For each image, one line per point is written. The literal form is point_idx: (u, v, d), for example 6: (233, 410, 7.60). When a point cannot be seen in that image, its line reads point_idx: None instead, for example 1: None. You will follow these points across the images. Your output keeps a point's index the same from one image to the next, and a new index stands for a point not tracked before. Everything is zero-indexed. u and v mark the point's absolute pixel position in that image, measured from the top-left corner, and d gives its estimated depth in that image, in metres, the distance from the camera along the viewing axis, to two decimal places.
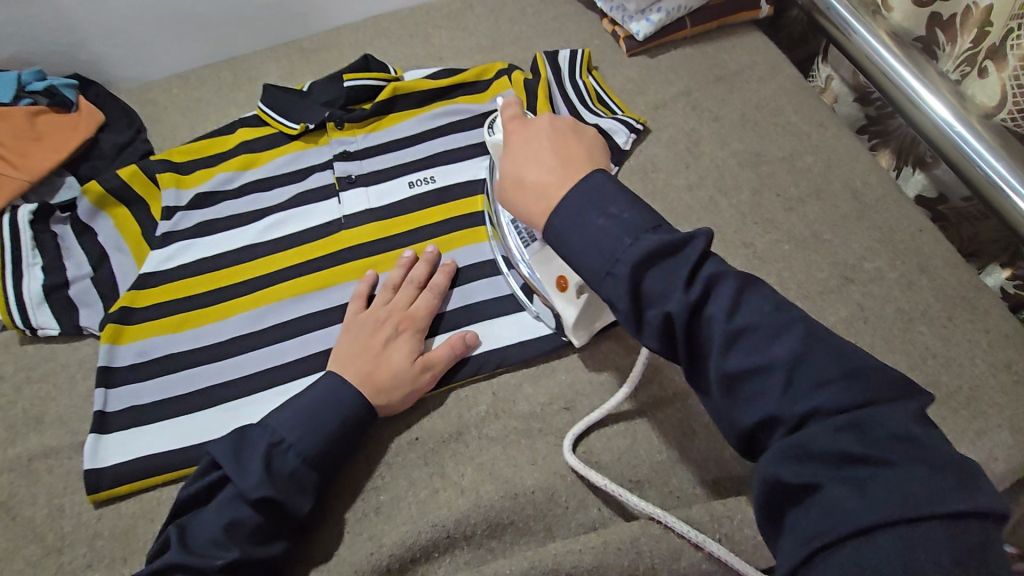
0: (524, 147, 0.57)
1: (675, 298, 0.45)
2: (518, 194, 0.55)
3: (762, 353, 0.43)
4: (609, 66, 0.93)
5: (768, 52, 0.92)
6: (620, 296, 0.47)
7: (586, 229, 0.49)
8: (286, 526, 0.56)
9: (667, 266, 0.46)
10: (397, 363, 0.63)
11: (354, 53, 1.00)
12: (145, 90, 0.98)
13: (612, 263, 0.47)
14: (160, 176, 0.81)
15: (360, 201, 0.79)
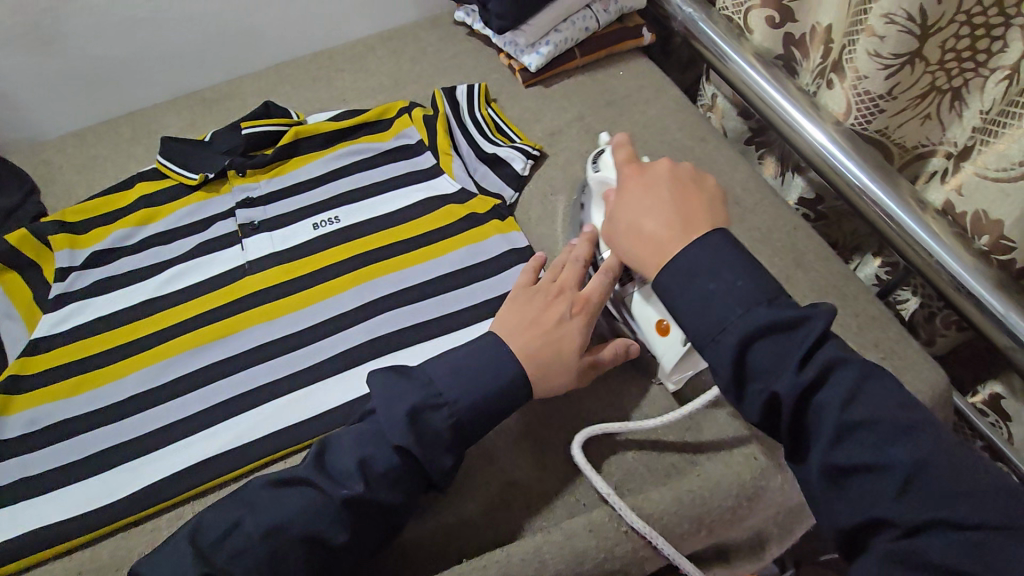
0: (645, 196, 0.62)
1: (783, 377, 0.50)
2: (636, 241, 0.61)
3: (877, 452, 0.47)
4: (507, 98, 0.97)
5: (653, 75, 0.98)
6: (723, 360, 0.52)
7: (701, 308, 0.54)
8: (417, 480, 0.57)
9: (776, 341, 0.51)
10: (564, 346, 0.63)
11: (258, 100, 1.02)
12: (38, 151, 0.96)
13: (720, 331, 0.53)
14: (51, 239, 0.78)
15: (263, 245, 0.80)
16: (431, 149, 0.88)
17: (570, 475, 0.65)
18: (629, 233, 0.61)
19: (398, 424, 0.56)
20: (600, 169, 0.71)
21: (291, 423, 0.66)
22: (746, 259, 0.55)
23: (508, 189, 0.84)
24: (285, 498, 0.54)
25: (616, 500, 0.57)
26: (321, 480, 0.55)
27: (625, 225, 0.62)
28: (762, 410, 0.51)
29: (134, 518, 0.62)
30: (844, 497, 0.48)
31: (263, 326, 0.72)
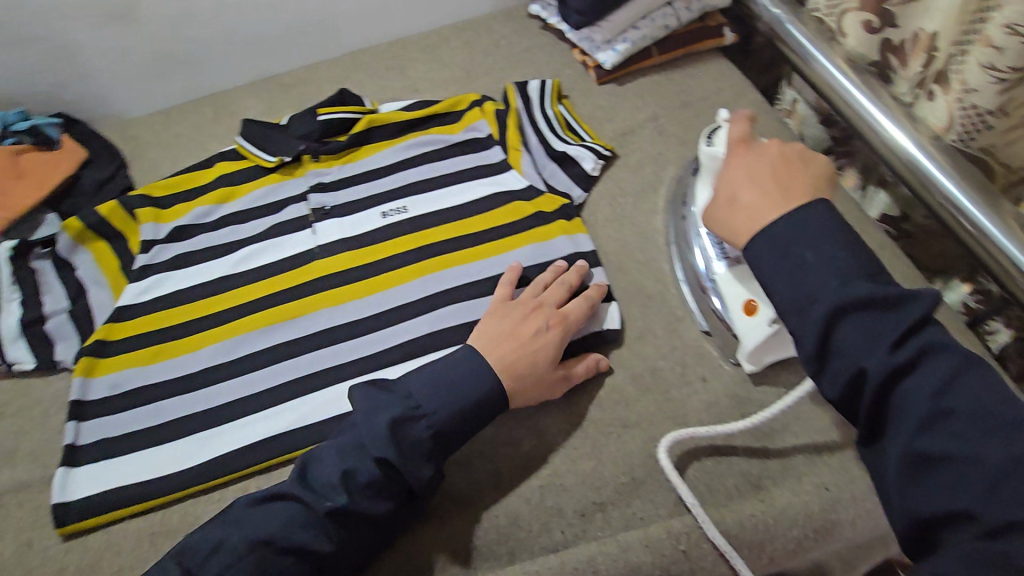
0: (746, 169, 0.60)
1: (873, 353, 0.47)
2: (728, 212, 0.58)
3: (967, 443, 0.44)
4: (579, 95, 0.95)
5: (733, 78, 0.95)
6: (809, 331, 0.50)
7: (790, 275, 0.51)
8: (401, 493, 0.55)
9: (869, 318, 0.48)
10: (542, 361, 0.62)
11: (332, 86, 1.04)
12: (129, 127, 1.01)
13: (809, 301, 0.50)
14: (139, 211, 0.82)
15: (333, 230, 0.82)
16: (500, 143, 0.87)
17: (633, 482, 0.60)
18: (724, 204, 0.59)
19: (380, 435, 0.54)
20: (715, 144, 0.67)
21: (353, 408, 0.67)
22: (846, 234, 0.52)
23: (577, 188, 0.83)
24: (265, 515, 0.53)
25: (701, 511, 0.54)
26: (306, 494, 0.53)
27: (722, 199, 0.60)
28: (842, 385, 0.49)
29: (205, 484, 0.65)
30: (924, 484, 0.45)
31: (330, 310, 0.74)
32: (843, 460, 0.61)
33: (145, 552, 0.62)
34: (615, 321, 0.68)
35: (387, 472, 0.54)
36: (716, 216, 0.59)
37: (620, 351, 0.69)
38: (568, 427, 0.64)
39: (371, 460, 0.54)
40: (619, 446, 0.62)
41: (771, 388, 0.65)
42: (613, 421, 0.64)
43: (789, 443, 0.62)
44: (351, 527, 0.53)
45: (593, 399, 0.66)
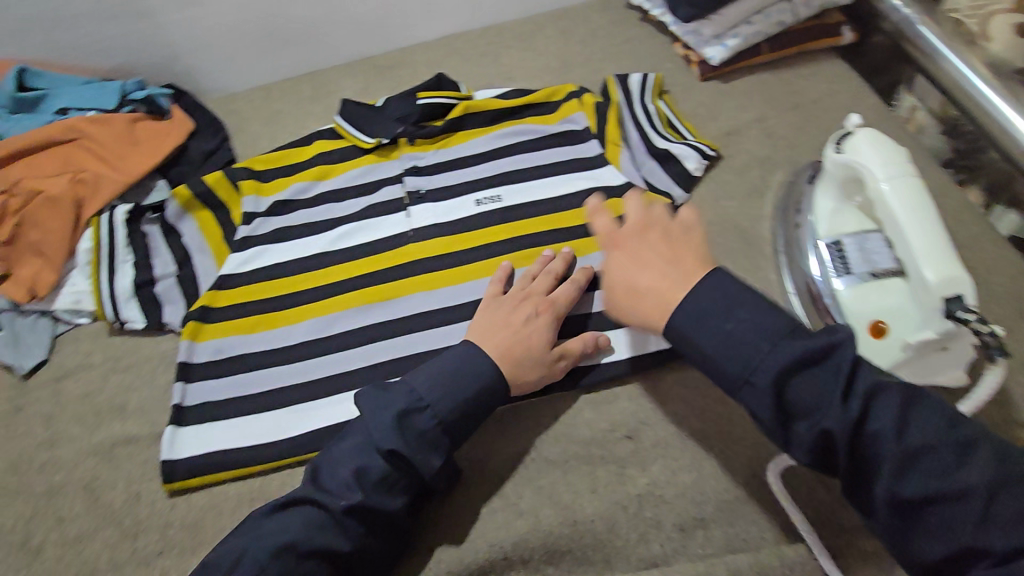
0: (630, 260, 0.59)
1: (831, 409, 0.45)
2: (634, 301, 0.57)
3: (945, 478, 0.43)
4: (681, 90, 0.91)
5: (850, 80, 0.89)
6: (760, 398, 0.48)
7: (725, 334, 0.50)
8: (412, 484, 0.55)
9: (813, 375, 0.47)
10: (538, 343, 0.61)
11: (426, 70, 1.04)
12: (231, 101, 1.04)
13: (752, 370, 0.48)
14: (243, 183, 0.85)
15: (427, 214, 0.82)
16: (598, 136, 0.85)
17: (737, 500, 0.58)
18: (627, 290, 0.58)
19: (384, 429, 0.54)
20: (842, 152, 0.62)
21: None
22: (746, 292, 0.52)
23: (677, 189, 0.79)
24: (283, 522, 0.52)
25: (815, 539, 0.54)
26: (319, 494, 0.53)
27: (622, 284, 0.59)
28: (811, 448, 0.46)
29: (299, 457, 0.66)
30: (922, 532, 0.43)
31: (425, 295, 0.74)
32: None
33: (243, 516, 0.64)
34: None
35: (396, 463, 0.54)
36: (624, 303, 0.58)
37: None
38: (666, 437, 0.62)
39: (376, 454, 0.53)
40: (721, 462, 0.60)
41: None
42: (715, 434, 0.61)
43: None
44: (373, 520, 0.53)
45: (693, 410, 0.63)
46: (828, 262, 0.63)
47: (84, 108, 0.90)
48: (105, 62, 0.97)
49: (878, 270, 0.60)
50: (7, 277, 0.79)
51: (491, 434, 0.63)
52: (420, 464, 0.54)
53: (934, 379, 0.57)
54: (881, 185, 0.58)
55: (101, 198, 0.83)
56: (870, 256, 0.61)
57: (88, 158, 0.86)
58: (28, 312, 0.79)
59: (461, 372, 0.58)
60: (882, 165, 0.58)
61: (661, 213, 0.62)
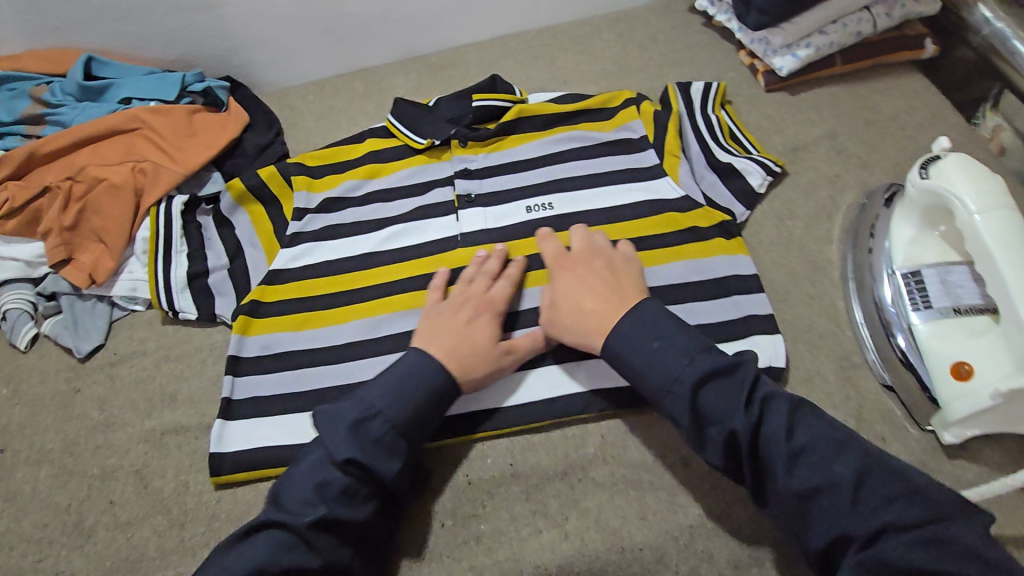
0: (574, 279, 0.62)
1: (738, 414, 0.51)
2: (571, 318, 0.60)
3: (824, 472, 0.48)
4: (744, 101, 0.88)
5: (929, 97, 0.84)
6: (680, 408, 0.52)
7: (651, 345, 0.55)
8: (376, 492, 0.54)
9: (721, 384, 0.52)
10: (481, 341, 0.61)
11: (480, 72, 1.02)
12: (286, 96, 1.05)
13: (674, 382, 0.53)
14: (295, 179, 0.84)
15: (477, 219, 0.80)
16: (657, 147, 0.80)
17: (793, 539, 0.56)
18: (573, 308, 0.60)
19: (340, 441, 0.53)
20: (928, 178, 0.59)
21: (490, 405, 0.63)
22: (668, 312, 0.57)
23: (738, 206, 0.76)
24: (248, 550, 0.50)
25: None
26: (281, 518, 0.51)
27: (566, 304, 0.61)
28: (724, 452, 0.51)
29: None
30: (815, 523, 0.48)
31: None
32: None
33: None
34: (780, 359, 0.63)
35: (353, 474, 0.52)
36: (565, 321, 0.60)
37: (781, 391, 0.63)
38: None
39: (333, 466, 0.52)
40: None
41: (968, 463, 0.57)
42: None
43: None
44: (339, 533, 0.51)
45: None
46: (904, 293, 0.61)
47: (146, 98, 0.92)
48: (167, 53, 0.98)
49: (962, 306, 0.58)
50: (70, 261, 0.81)
51: (539, 450, 0.62)
52: (378, 469, 0.53)
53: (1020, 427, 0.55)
54: (974, 217, 0.54)
55: (160, 187, 0.84)
56: (954, 290, 0.59)
57: (148, 147, 0.87)
58: (87, 296, 0.82)
59: (416, 377, 0.58)
60: (977, 196, 0.55)
61: (602, 243, 0.66)
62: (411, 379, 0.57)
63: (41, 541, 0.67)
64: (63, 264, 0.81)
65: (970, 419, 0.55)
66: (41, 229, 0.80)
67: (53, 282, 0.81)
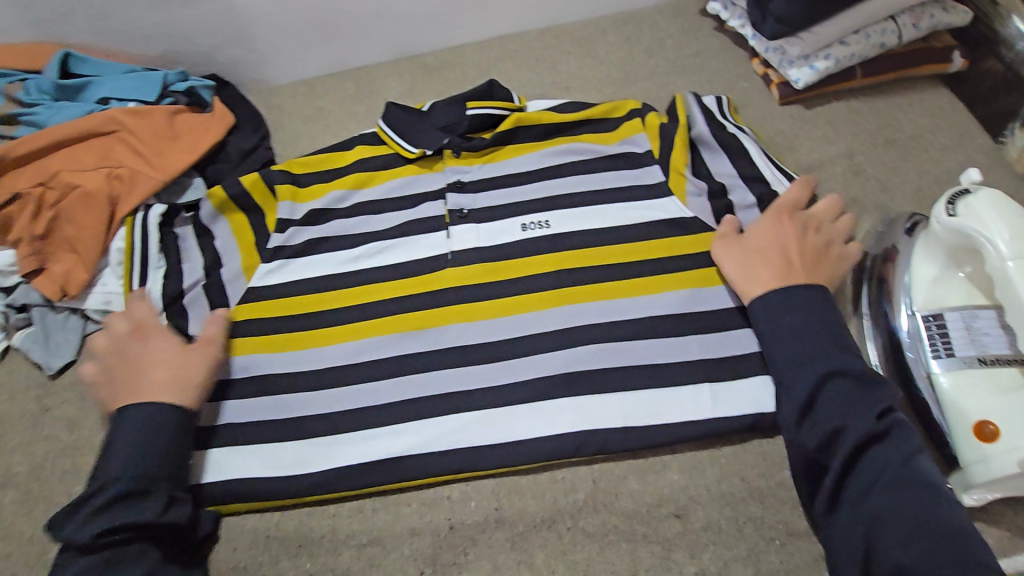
0: (770, 232, 0.63)
1: (860, 421, 0.50)
2: (745, 258, 0.62)
3: (901, 505, 0.47)
4: (756, 114, 0.83)
5: (954, 116, 0.79)
6: (800, 386, 0.54)
7: (800, 328, 0.56)
8: (157, 538, 0.54)
9: (852, 390, 0.52)
10: (170, 361, 0.62)
11: (478, 74, 0.97)
12: (274, 95, 1.00)
13: (809, 361, 0.54)
14: (281, 189, 0.76)
15: (468, 238, 0.71)
16: (664, 164, 0.73)
17: None
18: (758, 251, 0.62)
19: (80, 527, 0.52)
20: (956, 214, 0.54)
21: (475, 444, 0.60)
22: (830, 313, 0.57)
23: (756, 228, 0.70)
24: None
25: None
26: None
27: (746, 251, 0.63)
28: (823, 438, 0.51)
29: (315, 497, 0.60)
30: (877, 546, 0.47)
31: (462, 327, 0.66)
32: None
33: (259, 555, 0.59)
34: None
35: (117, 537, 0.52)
36: (736, 264, 0.62)
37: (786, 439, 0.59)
38: (721, 521, 0.55)
39: (87, 552, 0.51)
40: (782, 558, 0.54)
41: (989, 527, 0.53)
42: (778, 524, 0.55)
43: None
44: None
45: (753, 492, 0.57)
46: (925, 338, 0.56)
47: (125, 99, 0.87)
48: (149, 48, 0.93)
49: (987, 356, 0.53)
50: (42, 272, 0.77)
51: (527, 494, 0.59)
52: (136, 516, 0.52)
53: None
54: (1007, 263, 0.50)
55: (136, 195, 0.80)
56: (979, 337, 0.54)
57: (126, 151, 0.82)
58: (59, 308, 0.77)
59: (144, 426, 0.57)
60: (1011, 238, 0.50)
61: (829, 221, 0.65)
62: (144, 429, 0.57)
63: (2, 571, 0.64)
64: (36, 274, 0.77)
65: (994, 482, 0.50)
66: (12, 238, 0.77)
67: (23, 293, 0.77)
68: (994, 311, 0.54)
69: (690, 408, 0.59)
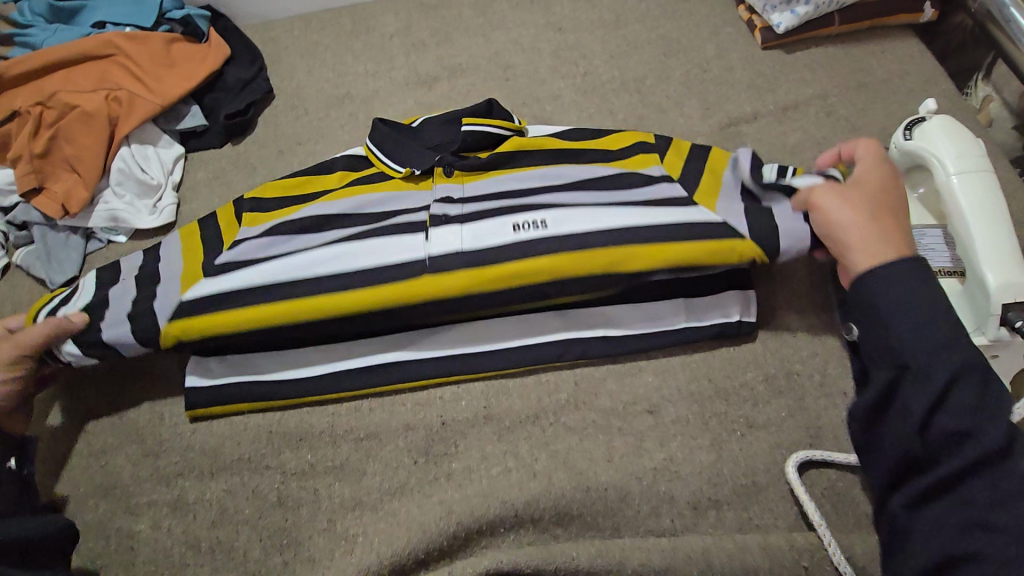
0: (891, 196, 0.55)
1: (991, 432, 0.43)
2: (870, 213, 0.53)
3: (1003, 519, 0.42)
4: (739, 58, 0.86)
5: (925, 63, 0.84)
6: (931, 377, 0.45)
7: (930, 310, 0.47)
8: None
9: (981, 397, 0.44)
10: None
11: (473, 13, 0.97)
12: (268, 29, 0.99)
13: (942, 351, 0.45)
14: (243, 215, 0.66)
15: (451, 240, 0.61)
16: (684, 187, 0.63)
17: (755, 485, 0.58)
18: (876, 208, 0.54)
19: None
20: (911, 139, 0.60)
21: (467, 349, 0.64)
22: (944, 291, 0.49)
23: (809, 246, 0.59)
24: None
25: None
26: None
27: (871, 205, 0.54)
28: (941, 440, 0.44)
29: (313, 398, 0.64)
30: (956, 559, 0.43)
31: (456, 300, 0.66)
32: None
33: (262, 448, 0.63)
34: (751, 312, 0.64)
35: None
36: (865, 218, 0.53)
37: (750, 346, 0.64)
38: (689, 416, 0.61)
39: None
40: (742, 446, 0.59)
41: None
42: (739, 418, 0.61)
43: None
44: None
45: (718, 391, 0.62)
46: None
47: (121, 24, 0.87)
48: None
49: (934, 268, 0.59)
50: (41, 191, 0.78)
51: (513, 394, 0.64)
52: None
53: None
54: (952, 178, 0.56)
55: (134, 118, 0.81)
56: (926, 252, 0.59)
57: (124, 75, 0.83)
58: (60, 227, 0.78)
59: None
60: (956, 157, 0.57)
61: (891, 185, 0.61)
62: None
63: None
64: (34, 193, 0.78)
65: None
66: (9, 155, 0.77)
67: (24, 211, 0.77)
68: (940, 228, 0.57)
69: (666, 317, 0.64)
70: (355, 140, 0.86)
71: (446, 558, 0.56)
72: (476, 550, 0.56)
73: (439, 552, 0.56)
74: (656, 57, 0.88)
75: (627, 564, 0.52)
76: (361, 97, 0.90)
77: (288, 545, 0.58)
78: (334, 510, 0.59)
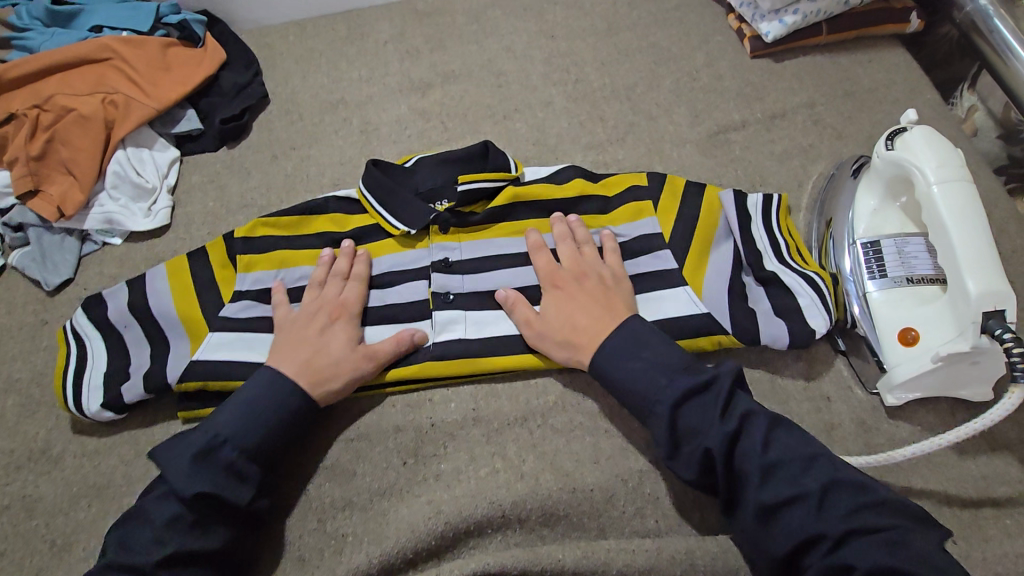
0: (561, 301, 0.62)
1: (712, 433, 0.50)
2: (557, 333, 0.61)
3: (797, 483, 0.48)
4: (728, 67, 0.88)
5: (910, 73, 0.85)
6: (659, 428, 0.53)
7: (634, 365, 0.56)
8: (227, 515, 0.53)
9: (694, 403, 0.52)
10: (335, 350, 0.61)
11: (467, 21, 0.98)
12: (264, 34, 1.00)
13: (655, 400, 0.54)
14: (238, 258, 0.67)
15: (453, 325, 0.64)
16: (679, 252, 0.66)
17: None
18: (561, 332, 0.61)
19: (185, 473, 0.52)
20: (893, 149, 0.62)
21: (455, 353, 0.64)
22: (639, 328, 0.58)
23: (782, 331, 0.61)
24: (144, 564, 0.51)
25: None
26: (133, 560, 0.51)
27: (556, 322, 0.62)
28: (699, 469, 0.51)
29: None
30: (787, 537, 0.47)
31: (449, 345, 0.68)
32: (979, 514, 0.57)
33: None
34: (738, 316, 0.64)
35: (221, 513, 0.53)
36: (559, 340, 0.61)
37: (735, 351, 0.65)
38: None
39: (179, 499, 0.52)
40: None
41: (902, 423, 0.61)
42: None
43: (916, 485, 0.58)
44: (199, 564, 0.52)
45: None
46: (863, 262, 0.64)
47: (117, 27, 0.88)
48: None
49: (914, 276, 0.61)
50: (37, 193, 0.78)
51: (502, 398, 0.64)
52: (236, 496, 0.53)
53: (956, 391, 0.59)
54: (932, 188, 0.57)
55: (129, 121, 0.82)
56: (909, 260, 0.62)
57: (120, 79, 0.84)
58: (56, 230, 0.79)
59: (259, 397, 0.57)
60: (936, 167, 0.58)
61: (593, 257, 0.65)
62: (271, 410, 0.57)
63: (4, 466, 0.65)
64: (30, 195, 0.78)
65: (911, 380, 0.58)
66: (6, 158, 0.78)
67: (19, 213, 0.78)
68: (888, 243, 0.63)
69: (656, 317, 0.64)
70: (349, 145, 0.87)
71: (435, 557, 0.57)
72: (463, 549, 0.57)
73: (427, 551, 0.57)
74: (646, 65, 0.90)
75: (612, 567, 0.53)
76: (356, 103, 0.91)
77: (276, 545, 0.59)
78: (324, 510, 0.60)
